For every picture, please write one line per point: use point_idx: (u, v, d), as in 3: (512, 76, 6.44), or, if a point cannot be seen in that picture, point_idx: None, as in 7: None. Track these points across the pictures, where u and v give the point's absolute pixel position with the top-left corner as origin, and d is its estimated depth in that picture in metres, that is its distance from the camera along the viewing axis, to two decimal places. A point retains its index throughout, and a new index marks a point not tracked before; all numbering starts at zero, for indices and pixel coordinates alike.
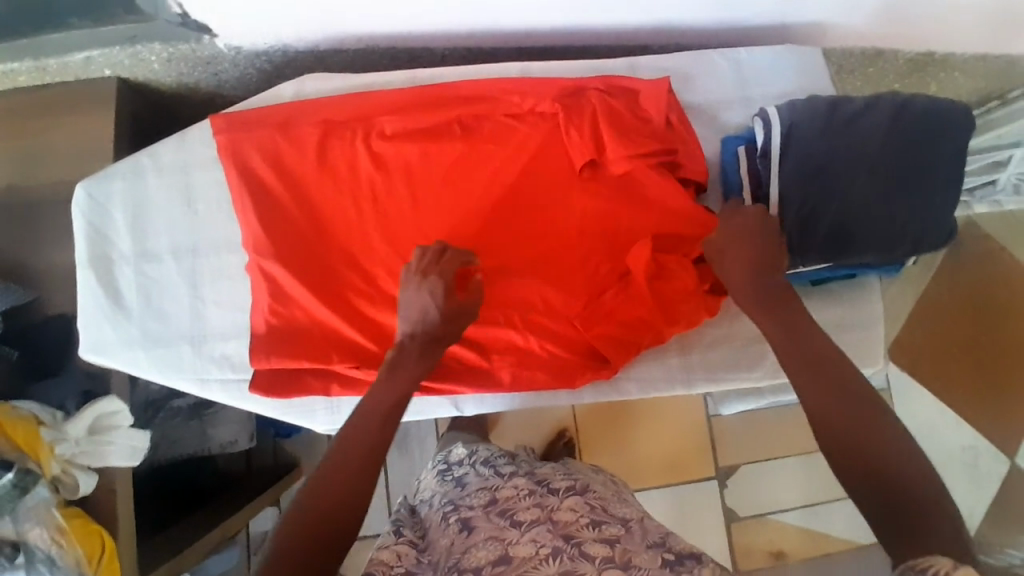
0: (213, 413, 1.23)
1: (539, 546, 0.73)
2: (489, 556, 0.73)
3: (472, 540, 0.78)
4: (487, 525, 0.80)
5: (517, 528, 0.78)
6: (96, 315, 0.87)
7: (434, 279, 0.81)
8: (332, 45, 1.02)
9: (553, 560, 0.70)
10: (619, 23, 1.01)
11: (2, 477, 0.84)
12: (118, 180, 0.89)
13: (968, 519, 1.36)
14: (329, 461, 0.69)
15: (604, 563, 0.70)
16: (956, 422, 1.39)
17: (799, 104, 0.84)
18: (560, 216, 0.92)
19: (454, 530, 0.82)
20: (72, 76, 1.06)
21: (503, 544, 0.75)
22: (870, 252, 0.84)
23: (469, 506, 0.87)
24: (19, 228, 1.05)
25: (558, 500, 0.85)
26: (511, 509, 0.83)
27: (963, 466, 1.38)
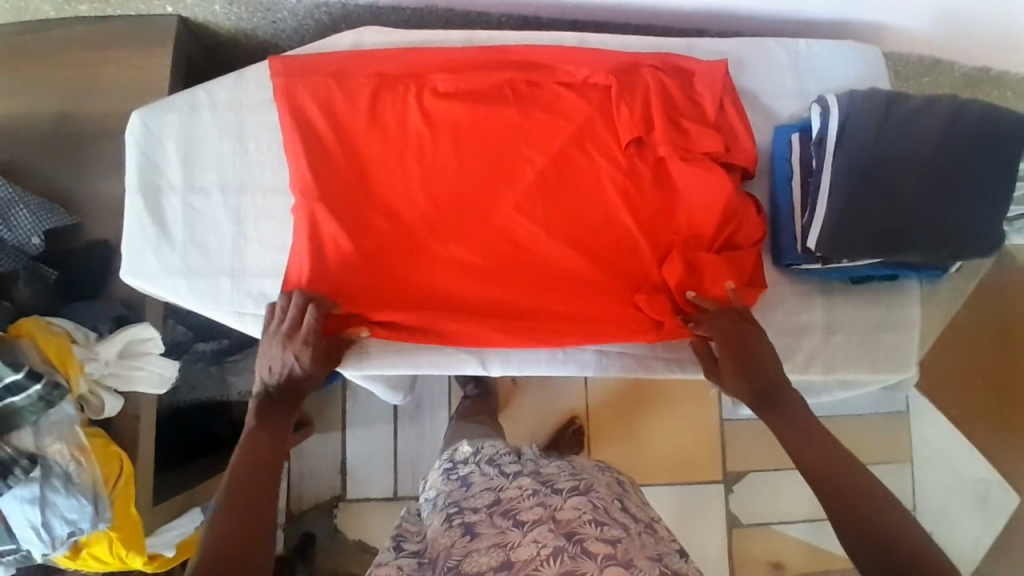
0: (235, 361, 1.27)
1: (541, 546, 0.73)
2: (490, 561, 0.75)
3: (475, 545, 0.79)
4: (489, 530, 0.81)
5: (519, 530, 0.79)
6: (142, 241, 0.89)
7: (298, 340, 0.84)
8: (391, 3, 1.03)
9: (554, 559, 0.71)
10: (679, 5, 1.01)
11: (31, 388, 0.85)
12: (175, 112, 0.91)
13: (971, 545, 1.35)
14: (214, 507, 0.71)
15: (606, 560, 0.71)
16: (970, 449, 1.38)
17: (859, 96, 0.82)
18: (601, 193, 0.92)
19: (456, 533, 0.83)
20: (133, 10, 1.08)
21: (504, 549, 0.76)
22: (916, 253, 0.82)
23: (472, 510, 0.87)
24: (69, 154, 1.07)
25: (562, 499, 0.83)
26: (514, 510, 0.83)
27: (973, 497, 1.37)
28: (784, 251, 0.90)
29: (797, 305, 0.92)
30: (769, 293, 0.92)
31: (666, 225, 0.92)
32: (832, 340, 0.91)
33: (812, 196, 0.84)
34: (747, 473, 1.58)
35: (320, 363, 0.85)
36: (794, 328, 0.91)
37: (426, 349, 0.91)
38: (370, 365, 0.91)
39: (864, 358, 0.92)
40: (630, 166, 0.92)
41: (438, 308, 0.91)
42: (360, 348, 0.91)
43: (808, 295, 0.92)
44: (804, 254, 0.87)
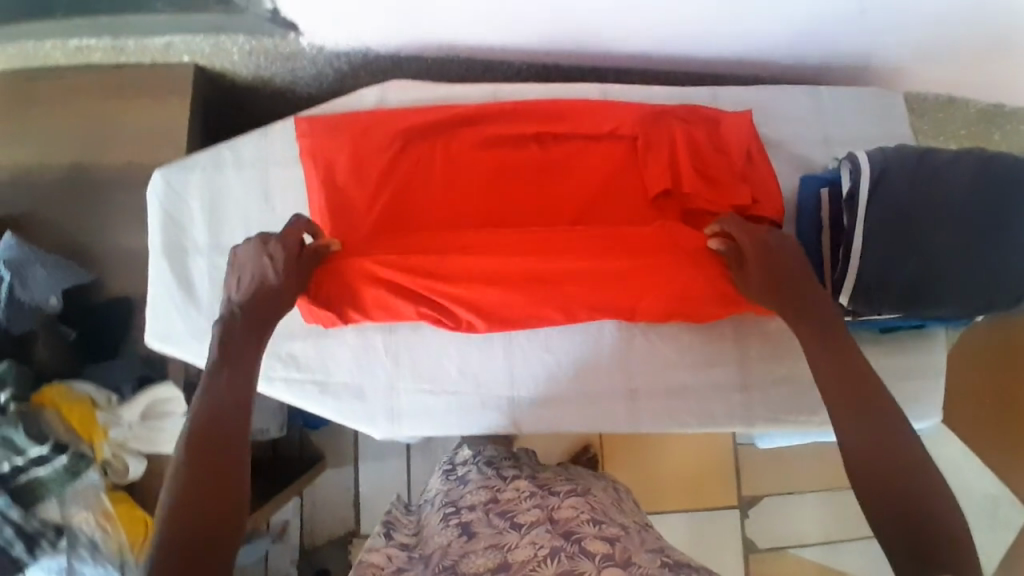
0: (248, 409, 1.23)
1: (539, 547, 0.71)
2: (488, 562, 0.72)
3: (472, 545, 0.76)
4: (487, 530, 0.79)
5: (516, 531, 0.77)
6: (167, 305, 0.88)
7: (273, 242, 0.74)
8: (413, 52, 1.02)
9: (552, 558, 0.68)
10: (700, 51, 1.01)
11: (56, 460, 0.86)
12: (197, 171, 0.90)
13: (982, 565, 1.36)
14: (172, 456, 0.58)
15: (604, 560, 0.68)
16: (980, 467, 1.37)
17: (889, 153, 0.82)
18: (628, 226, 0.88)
19: (453, 533, 0.81)
20: (149, 60, 1.06)
21: (501, 550, 0.73)
22: (947, 305, 0.82)
23: (469, 509, 0.86)
24: (84, 207, 1.05)
25: (559, 499, 0.83)
26: (512, 510, 0.83)
27: (982, 512, 1.37)
28: None
29: None
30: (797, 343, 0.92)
31: None
32: None
33: (842, 252, 0.83)
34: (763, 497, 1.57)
35: (294, 267, 0.75)
36: None
37: (458, 406, 0.88)
38: (404, 431, 0.87)
39: (891, 404, 0.92)
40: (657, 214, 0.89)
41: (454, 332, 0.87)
42: (391, 410, 0.87)
43: None
44: (834, 307, 0.86)
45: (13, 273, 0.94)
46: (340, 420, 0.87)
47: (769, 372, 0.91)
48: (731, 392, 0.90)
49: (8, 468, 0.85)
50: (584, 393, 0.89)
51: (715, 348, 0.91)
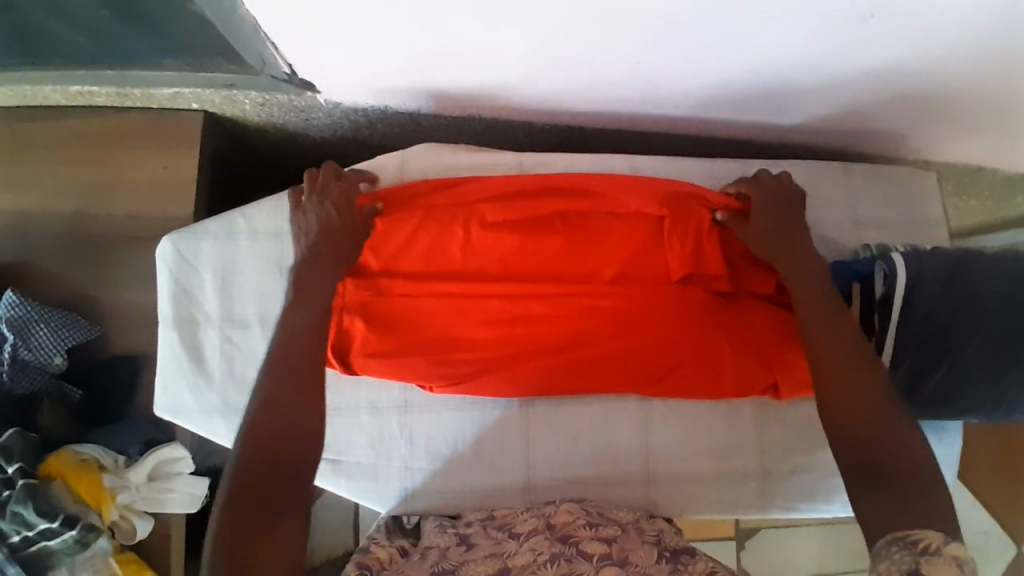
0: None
1: (538, 553, 0.70)
2: (488, 568, 0.70)
3: (472, 554, 0.74)
4: (485, 541, 0.77)
5: (516, 540, 0.76)
6: (178, 377, 0.87)
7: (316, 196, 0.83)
8: (433, 110, 0.99)
9: (552, 564, 0.67)
10: (730, 120, 0.98)
11: (64, 534, 0.85)
12: (209, 239, 0.88)
13: None
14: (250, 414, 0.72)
15: (602, 560, 0.68)
16: None
17: (923, 258, 0.81)
18: (655, 316, 0.85)
19: (450, 541, 0.78)
20: (156, 105, 1.01)
21: (501, 557, 0.72)
22: (967, 413, 0.82)
23: (465, 523, 0.83)
24: (89, 258, 1.02)
25: (555, 506, 0.82)
26: (509, 523, 0.80)
27: None
28: None
29: None
30: (815, 433, 0.92)
31: (719, 339, 0.86)
32: None
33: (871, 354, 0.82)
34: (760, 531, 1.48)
35: (343, 205, 0.83)
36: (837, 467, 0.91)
37: (474, 484, 0.88)
38: (417, 509, 0.88)
39: None
40: (683, 297, 0.85)
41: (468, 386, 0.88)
42: (406, 491, 0.88)
43: None
44: None
45: (15, 332, 0.92)
46: (355, 498, 0.87)
47: (788, 461, 0.91)
48: (748, 476, 0.91)
49: (18, 539, 0.85)
50: (600, 476, 0.90)
51: (733, 433, 0.91)
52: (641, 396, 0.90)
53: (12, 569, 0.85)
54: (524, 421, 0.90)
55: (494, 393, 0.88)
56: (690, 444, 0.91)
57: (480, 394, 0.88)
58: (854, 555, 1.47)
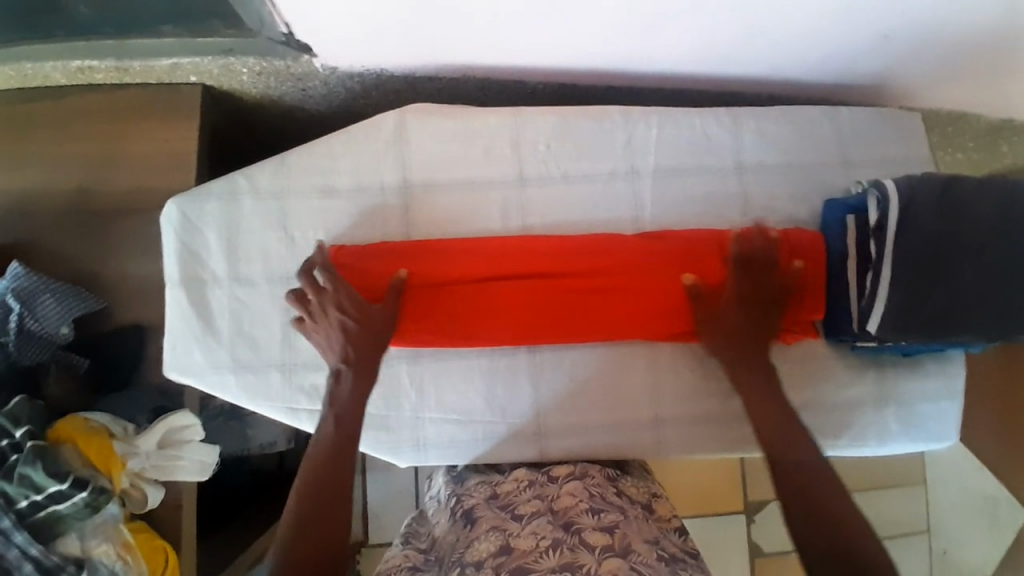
0: (255, 415, 1.20)
1: (540, 538, 0.70)
2: (489, 548, 0.71)
3: (475, 532, 0.75)
4: (489, 516, 0.78)
5: (518, 521, 0.75)
6: (187, 337, 0.87)
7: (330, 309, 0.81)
8: (427, 73, 1.01)
9: (553, 551, 0.66)
10: (718, 73, 1.00)
11: (75, 495, 0.85)
12: (214, 200, 0.89)
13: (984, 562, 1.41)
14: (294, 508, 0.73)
15: (604, 552, 0.66)
16: (978, 468, 1.42)
17: (916, 182, 0.84)
18: (668, 280, 0.88)
19: (459, 526, 0.79)
20: (155, 79, 1.03)
21: (504, 534, 0.72)
22: (972, 335, 0.84)
23: (471, 495, 0.84)
24: (91, 231, 1.03)
25: (558, 487, 0.82)
26: (512, 502, 0.80)
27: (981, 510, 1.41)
28: (839, 326, 0.90)
29: (848, 380, 0.93)
30: (820, 370, 0.93)
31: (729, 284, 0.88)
32: (882, 412, 0.93)
33: (871, 278, 0.84)
34: (770, 501, 1.46)
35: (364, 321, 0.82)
36: (840, 404, 0.93)
37: (483, 433, 0.90)
38: (428, 460, 0.90)
39: (911, 424, 0.94)
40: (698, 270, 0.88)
41: (488, 335, 0.89)
42: (418, 442, 0.90)
43: (860, 369, 0.94)
44: (860, 333, 0.87)
45: (21, 303, 0.91)
46: (366, 450, 0.89)
47: (793, 397, 0.92)
48: None
49: (28, 504, 0.84)
50: (608, 422, 0.91)
51: None
52: (648, 341, 0.91)
53: (20, 535, 0.84)
54: (530, 366, 0.91)
55: (513, 339, 0.89)
56: (696, 385, 0.92)
57: (496, 343, 0.89)
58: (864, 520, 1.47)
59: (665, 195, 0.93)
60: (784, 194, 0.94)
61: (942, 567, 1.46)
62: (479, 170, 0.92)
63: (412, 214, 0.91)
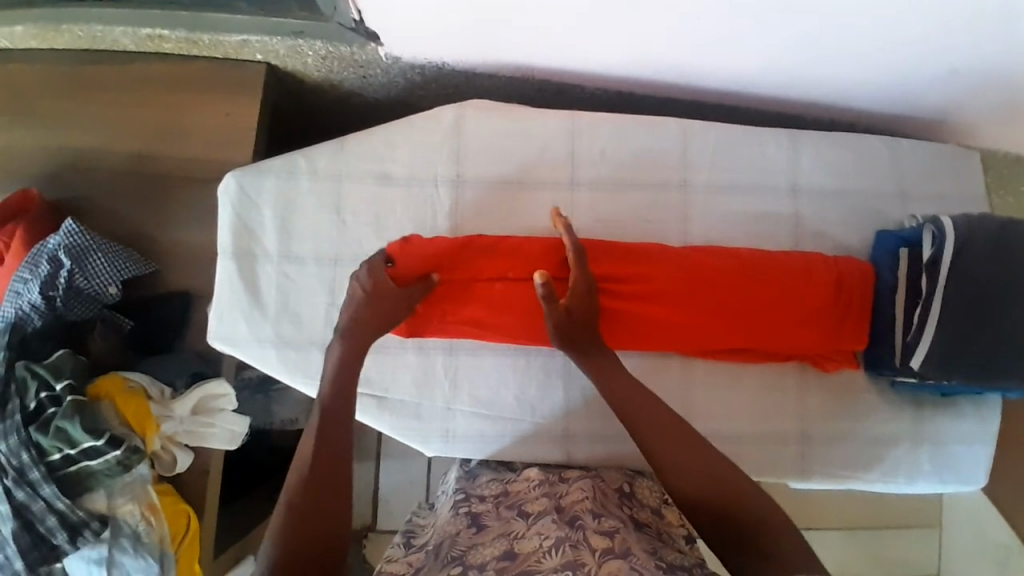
0: (283, 391, 1.21)
1: (544, 538, 0.70)
2: (494, 552, 0.70)
3: (480, 538, 0.74)
4: (496, 522, 0.77)
5: (524, 520, 0.76)
6: (233, 308, 0.89)
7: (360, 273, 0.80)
8: (487, 70, 1.02)
9: (556, 550, 0.66)
10: (777, 95, 1.00)
11: (110, 453, 0.87)
12: (272, 177, 0.90)
13: None
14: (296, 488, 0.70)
15: (605, 554, 0.66)
16: (998, 518, 1.40)
17: (974, 221, 0.83)
18: (724, 295, 0.87)
19: (461, 522, 0.78)
20: (222, 54, 1.05)
21: (509, 538, 0.72)
22: (1017, 380, 0.83)
23: (479, 499, 0.83)
24: (146, 196, 1.05)
25: (568, 487, 0.83)
26: (520, 501, 0.81)
27: (997, 561, 1.39)
28: (880, 359, 0.89)
29: (883, 413, 0.92)
30: (856, 401, 0.92)
31: (780, 307, 0.87)
32: (914, 449, 0.92)
33: (919, 313, 0.83)
34: None
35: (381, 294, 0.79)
36: (873, 437, 0.92)
37: (512, 431, 0.91)
38: (457, 452, 0.91)
39: (942, 465, 0.93)
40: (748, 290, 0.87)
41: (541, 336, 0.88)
42: (448, 433, 0.90)
43: (896, 404, 0.93)
44: (901, 368, 0.86)
45: (73, 260, 0.93)
46: (397, 436, 0.90)
47: (826, 426, 0.92)
48: (785, 441, 0.91)
49: (59, 458, 0.87)
50: None
51: (771, 395, 0.92)
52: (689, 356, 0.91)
53: (47, 489, 0.86)
54: (566, 369, 0.91)
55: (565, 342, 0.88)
56: (731, 404, 0.92)
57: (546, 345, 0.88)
58: (876, 557, 1.45)
59: (715, 211, 0.93)
60: (836, 221, 0.93)
61: None
62: (532, 170, 0.93)
63: (462, 207, 0.92)
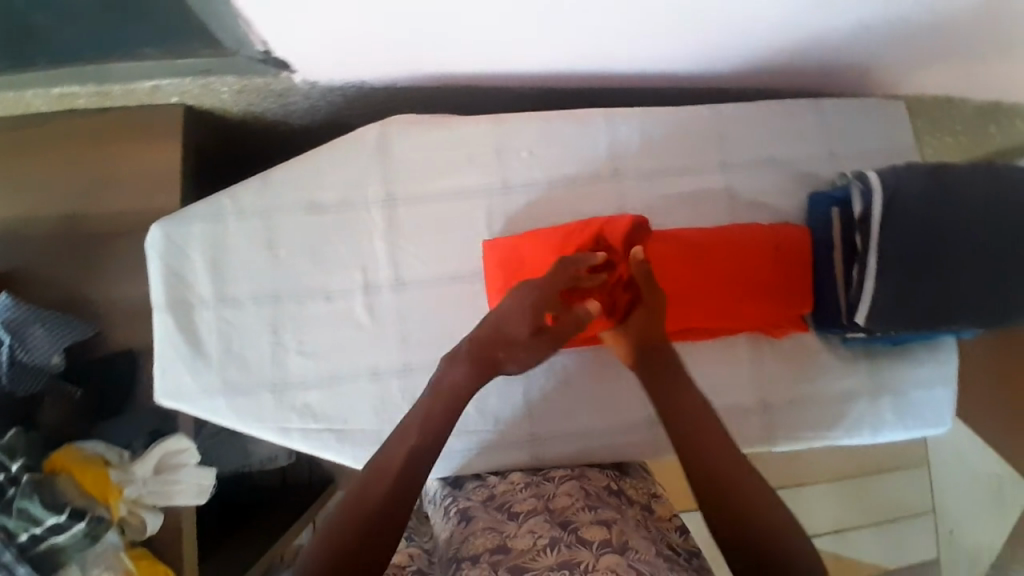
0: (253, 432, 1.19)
1: (537, 537, 0.71)
2: (487, 545, 0.72)
3: (471, 529, 0.76)
4: (487, 518, 0.78)
5: (515, 520, 0.77)
6: (176, 361, 0.87)
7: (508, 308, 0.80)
8: (408, 83, 1.00)
9: (551, 549, 0.67)
10: (700, 70, 0.99)
11: (74, 526, 0.84)
12: (198, 221, 0.88)
13: (990, 541, 1.42)
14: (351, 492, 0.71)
15: (602, 547, 0.66)
16: (981, 449, 1.44)
17: (900, 173, 0.84)
18: (685, 276, 0.88)
19: (452, 523, 0.80)
20: (135, 102, 1.02)
21: (501, 534, 0.73)
22: (965, 322, 0.84)
23: (467, 498, 0.85)
24: (78, 259, 1.02)
25: (554, 487, 0.84)
26: (507, 502, 0.82)
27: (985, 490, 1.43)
28: (829, 318, 0.90)
29: (842, 371, 0.93)
30: (813, 364, 0.93)
31: (726, 280, 0.89)
32: (877, 401, 0.93)
33: (857, 270, 0.85)
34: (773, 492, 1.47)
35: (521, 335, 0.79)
36: (835, 395, 0.93)
37: (478, 443, 0.90)
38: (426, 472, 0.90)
39: (906, 412, 0.94)
40: (699, 266, 0.88)
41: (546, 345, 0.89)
42: None
43: (852, 360, 0.93)
44: (849, 325, 0.88)
45: (12, 334, 0.91)
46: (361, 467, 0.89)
47: (787, 391, 0.92)
48: (750, 412, 0.91)
49: (28, 537, 0.84)
50: (604, 425, 0.91)
51: (729, 370, 0.92)
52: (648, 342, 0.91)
53: (22, 568, 0.83)
54: (522, 373, 0.91)
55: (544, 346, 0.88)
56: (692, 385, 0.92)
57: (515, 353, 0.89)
58: (868, 505, 1.48)
59: (651, 195, 0.93)
60: (769, 189, 0.94)
61: (949, 548, 1.47)
62: (464, 178, 0.92)
63: (398, 226, 0.90)
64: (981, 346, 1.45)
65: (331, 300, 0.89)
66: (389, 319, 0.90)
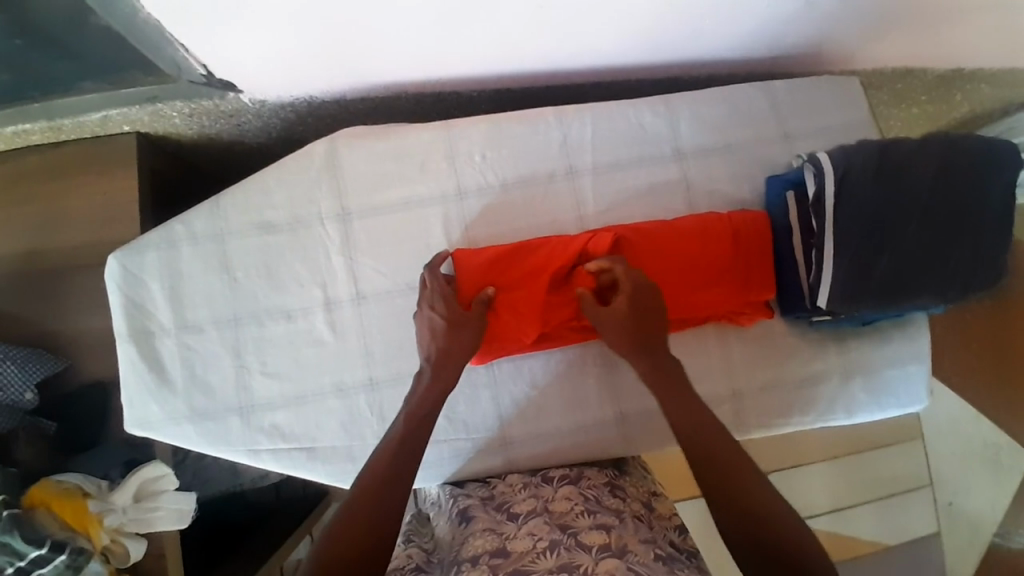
0: None
1: (537, 539, 0.71)
2: (486, 546, 0.73)
3: (471, 530, 0.77)
4: (489, 520, 0.79)
5: (514, 522, 0.77)
6: (141, 390, 0.87)
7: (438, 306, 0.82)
8: (357, 95, 1.00)
9: (551, 551, 0.67)
10: (650, 61, 0.98)
11: (55, 559, 0.84)
12: (152, 249, 0.88)
13: (989, 507, 1.43)
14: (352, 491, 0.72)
15: (602, 551, 0.66)
16: (975, 416, 1.45)
17: (851, 150, 0.82)
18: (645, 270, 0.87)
19: (455, 524, 0.81)
20: (89, 133, 1.02)
21: (500, 536, 0.74)
22: (929, 296, 0.83)
23: (467, 497, 0.85)
24: (43, 294, 1.03)
25: (553, 489, 0.84)
26: (507, 503, 0.82)
27: (983, 457, 1.44)
28: (793, 303, 0.89)
29: (811, 355, 0.92)
30: (781, 349, 0.92)
31: (687, 272, 0.87)
32: (848, 383, 0.93)
33: (815, 253, 0.84)
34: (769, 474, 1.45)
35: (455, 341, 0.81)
36: (806, 379, 0.92)
37: (449, 452, 0.90)
38: None
39: (880, 392, 0.93)
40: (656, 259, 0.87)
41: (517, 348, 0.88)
42: None
43: (820, 343, 0.93)
44: (812, 309, 0.87)
45: None
46: (334, 483, 0.89)
47: (757, 378, 0.92)
48: (720, 402, 0.91)
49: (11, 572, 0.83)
50: (573, 426, 0.91)
51: (697, 361, 0.91)
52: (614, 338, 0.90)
53: None
54: (488, 379, 0.90)
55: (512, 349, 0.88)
56: None
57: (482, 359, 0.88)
58: (864, 481, 1.47)
59: (606, 192, 0.92)
60: (725, 176, 0.93)
61: (948, 519, 1.46)
62: (417, 187, 0.91)
63: (354, 240, 0.90)
64: (967, 316, 1.44)
65: (291, 319, 0.89)
66: (352, 334, 0.90)
